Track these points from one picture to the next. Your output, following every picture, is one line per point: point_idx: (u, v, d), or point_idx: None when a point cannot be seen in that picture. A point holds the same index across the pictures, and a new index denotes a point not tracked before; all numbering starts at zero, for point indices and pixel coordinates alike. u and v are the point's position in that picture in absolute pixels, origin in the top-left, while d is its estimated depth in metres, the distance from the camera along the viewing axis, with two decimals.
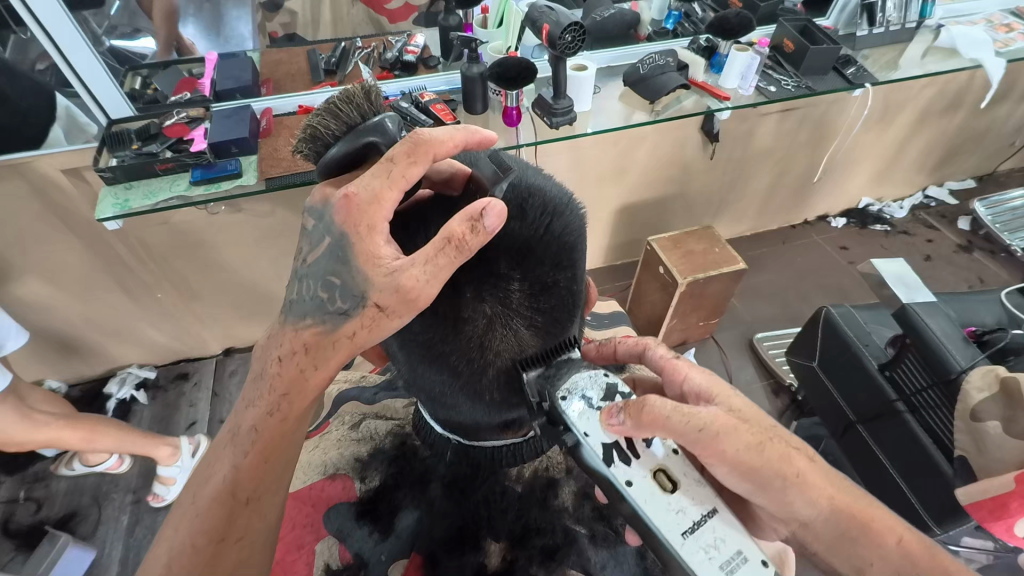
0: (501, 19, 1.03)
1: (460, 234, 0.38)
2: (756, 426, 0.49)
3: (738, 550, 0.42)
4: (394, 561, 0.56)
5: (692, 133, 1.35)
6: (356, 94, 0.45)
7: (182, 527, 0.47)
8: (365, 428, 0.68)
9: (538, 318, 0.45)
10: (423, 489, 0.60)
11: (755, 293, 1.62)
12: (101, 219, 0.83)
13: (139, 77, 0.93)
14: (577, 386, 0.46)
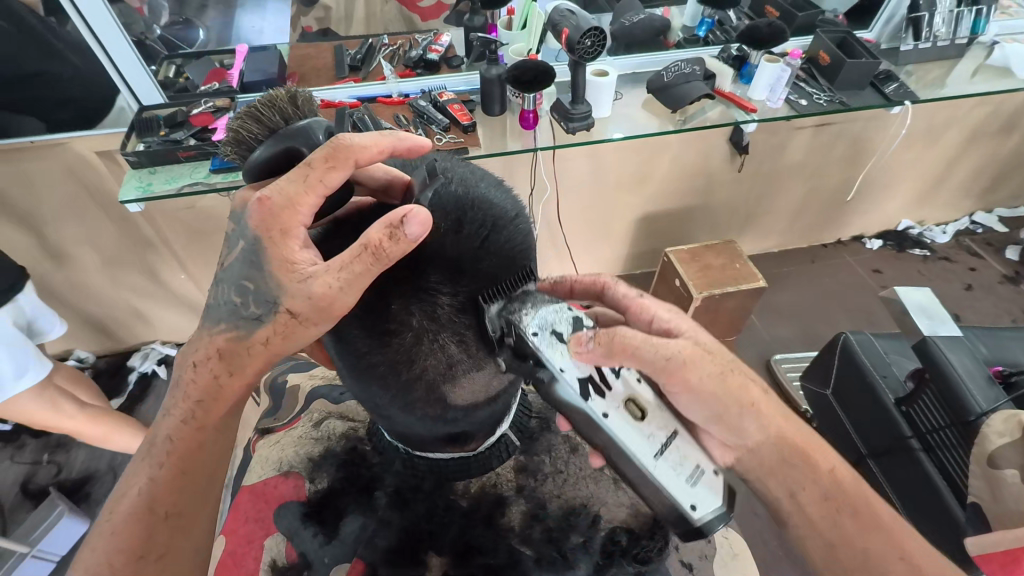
0: (526, 21, 1.01)
1: (378, 240, 0.37)
2: (721, 358, 0.52)
3: (699, 465, 0.45)
4: (337, 564, 0.55)
5: (719, 143, 1.31)
6: (277, 97, 0.46)
7: (96, 548, 0.43)
8: (330, 425, 0.68)
9: (469, 334, 0.43)
10: (369, 498, 0.60)
11: (776, 312, 1.57)
12: (124, 200, 0.86)
13: (173, 65, 0.94)
14: (545, 318, 0.43)
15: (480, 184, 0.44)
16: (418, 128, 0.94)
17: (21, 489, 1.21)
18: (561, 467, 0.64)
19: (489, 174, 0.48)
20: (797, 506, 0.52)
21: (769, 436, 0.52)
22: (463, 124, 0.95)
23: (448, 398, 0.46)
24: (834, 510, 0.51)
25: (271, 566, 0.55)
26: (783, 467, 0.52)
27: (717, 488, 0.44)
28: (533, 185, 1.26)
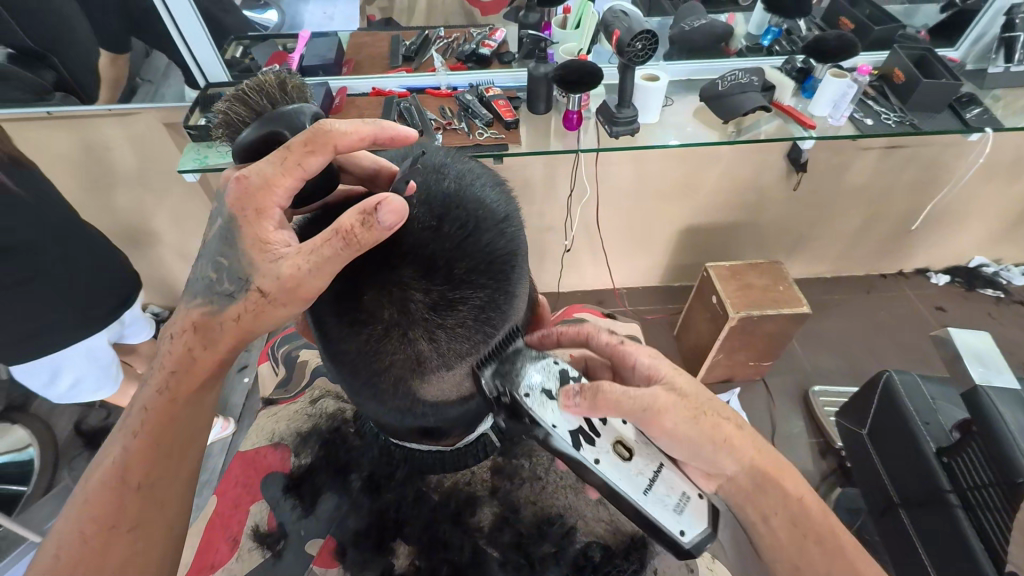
0: (579, 21, 1.00)
1: (350, 227, 0.37)
2: (694, 400, 0.50)
3: (683, 492, 0.47)
4: (310, 539, 0.57)
5: (776, 159, 1.25)
6: (263, 84, 0.54)
7: (70, 517, 0.45)
8: (325, 405, 0.70)
9: (440, 335, 0.42)
10: (344, 479, 0.61)
11: (821, 341, 1.49)
12: (182, 171, 0.90)
13: (240, 47, 0.99)
14: (530, 380, 0.46)
15: (474, 183, 0.44)
16: (461, 121, 0.95)
17: (74, 427, 1.32)
18: (540, 474, 0.62)
19: (482, 168, 0.48)
20: (769, 530, 0.51)
21: (746, 466, 0.50)
22: (505, 120, 0.94)
23: (417, 392, 0.46)
24: (803, 535, 0.50)
25: (252, 530, 0.57)
26: (757, 494, 0.51)
27: (703, 511, 0.47)
28: (571, 189, 1.26)
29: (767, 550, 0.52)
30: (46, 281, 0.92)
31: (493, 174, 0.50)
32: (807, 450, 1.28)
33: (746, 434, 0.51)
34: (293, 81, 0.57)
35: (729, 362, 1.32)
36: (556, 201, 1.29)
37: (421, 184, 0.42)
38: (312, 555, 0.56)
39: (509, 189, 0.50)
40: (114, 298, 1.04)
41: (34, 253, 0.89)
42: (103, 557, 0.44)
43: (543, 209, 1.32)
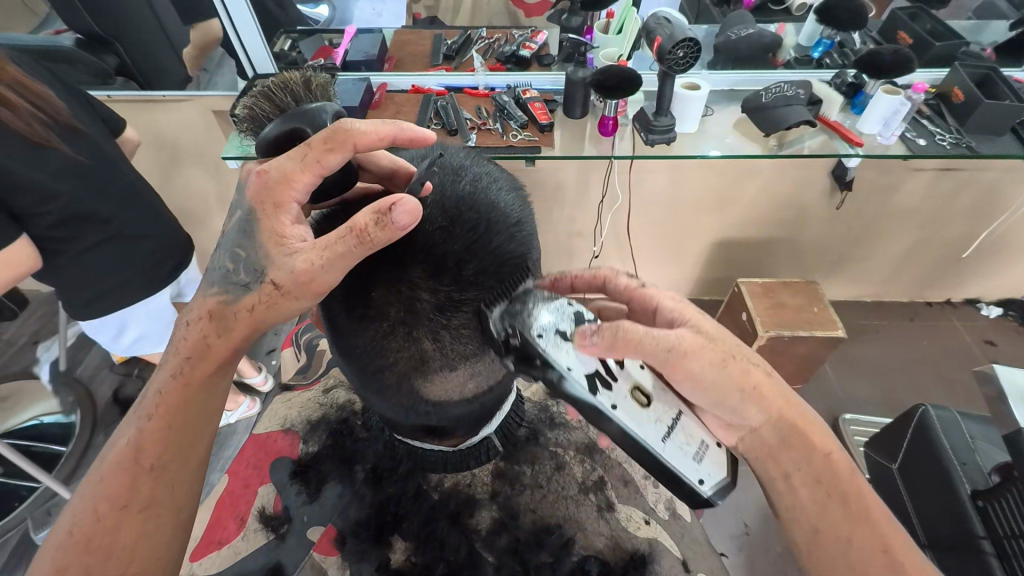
0: (621, 26, 0.98)
1: (365, 225, 0.38)
2: (723, 345, 0.50)
3: (703, 440, 0.48)
4: (314, 527, 0.58)
5: (819, 175, 1.20)
6: (289, 82, 0.59)
7: (83, 493, 0.47)
8: (337, 396, 0.71)
9: (445, 334, 0.42)
10: (349, 470, 0.63)
11: (856, 368, 1.43)
12: (225, 157, 0.93)
13: (288, 39, 1.02)
14: (547, 321, 0.42)
15: (490, 187, 0.44)
16: (496, 122, 0.95)
17: (114, 396, 1.39)
18: (542, 482, 0.62)
19: (499, 172, 0.48)
20: (789, 487, 0.51)
21: (772, 417, 0.51)
22: (541, 123, 0.94)
23: (420, 390, 0.46)
24: (826, 496, 0.49)
25: (258, 512, 0.59)
26: (779, 448, 0.51)
27: (722, 459, 0.48)
28: (603, 195, 1.25)
29: (788, 510, 0.51)
30: (112, 245, 0.95)
31: (511, 178, 0.50)
32: None
33: (773, 384, 0.52)
34: (314, 79, 0.63)
35: None
36: (587, 206, 1.29)
37: (437, 184, 0.43)
38: (313, 542, 0.56)
39: (525, 194, 0.50)
40: (173, 259, 1.08)
41: (102, 222, 0.92)
42: (112, 535, 0.44)
43: (573, 213, 1.31)
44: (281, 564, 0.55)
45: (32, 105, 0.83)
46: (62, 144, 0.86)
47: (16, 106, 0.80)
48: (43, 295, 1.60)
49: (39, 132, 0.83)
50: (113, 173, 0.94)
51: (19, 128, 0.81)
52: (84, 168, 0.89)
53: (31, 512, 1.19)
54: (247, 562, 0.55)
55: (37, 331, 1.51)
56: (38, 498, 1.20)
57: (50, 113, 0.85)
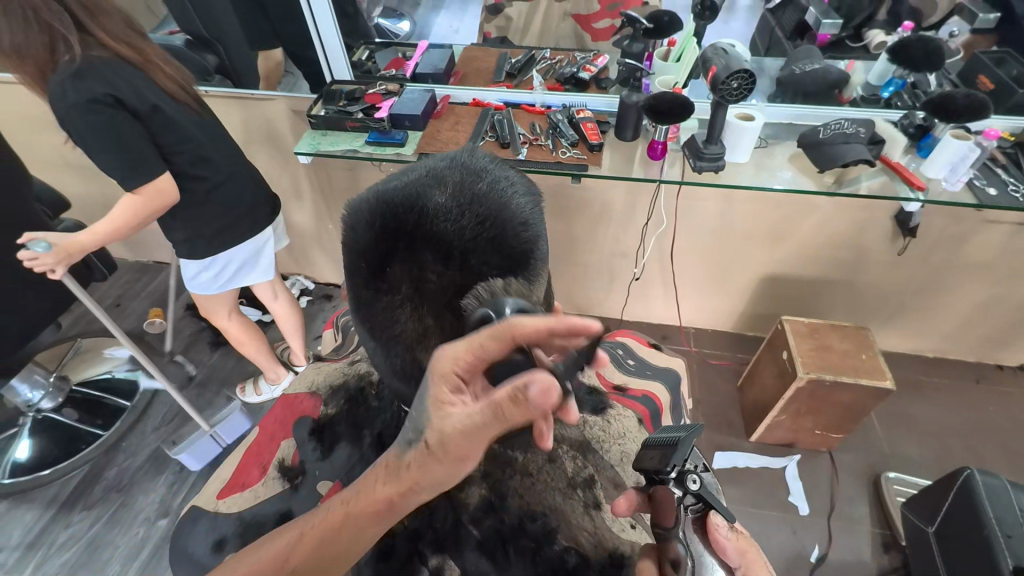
0: (681, 54, 0.99)
1: (507, 402, 0.39)
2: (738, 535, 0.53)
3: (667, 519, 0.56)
4: (322, 481, 0.62)
5: (881, 218, 1.15)
6: None
7: None
8: (359, 366, 0.72)
9: (447, 314, 0.46)
10: (358, 434, 0.65)
11: (908, 425, 1.34)
12: (297, 152, 1.02)
13: (366, 50, 1.10)
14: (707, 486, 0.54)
15: (505, 188, 0.47)
16: (547, 138, 0.99)
17: (177, 360, 1.52)
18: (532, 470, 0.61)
19: (518, 177, 0.51)
20: None
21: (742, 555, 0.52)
22: (591, 143, 0.96)
23: (421, 362, 0.49)
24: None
25: (278, 463, 0.64)
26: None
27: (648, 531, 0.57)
28: (649, 217, 1.25)
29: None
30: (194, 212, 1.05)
31: (530, 184, 0.53)
32: (868, 539, 1.16)
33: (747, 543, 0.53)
34: None
35: (792, 426, 1.24)
36: (633, 226, 1.29)
37: (458, 179, 0.46)
38: (321, 495, 0.61)
39: (541, 200, 0.53)
40: (257, 220, 1.15)
41: (203, 179, 1.01)
42: None
43: (617, 234, 1.32)
44: (291, 512, 0.60)
45: (174, 71, 0.95)
46: (195, 105, 0.99)
47: (165, 70, 0.92)
48: (129, 263, 1.78)
49: (180, 92, 0.95)
50: (223, 147, 1.05)
51: (165, 85, 0.92)
52: (205, 128, 1.00)
53: (95, 456, 1.31)
54: (265, 505, 0.61)
55: (121, 295, 1.68)
56: (102, 444, 1.33)
57: (186, 81, 0.97)
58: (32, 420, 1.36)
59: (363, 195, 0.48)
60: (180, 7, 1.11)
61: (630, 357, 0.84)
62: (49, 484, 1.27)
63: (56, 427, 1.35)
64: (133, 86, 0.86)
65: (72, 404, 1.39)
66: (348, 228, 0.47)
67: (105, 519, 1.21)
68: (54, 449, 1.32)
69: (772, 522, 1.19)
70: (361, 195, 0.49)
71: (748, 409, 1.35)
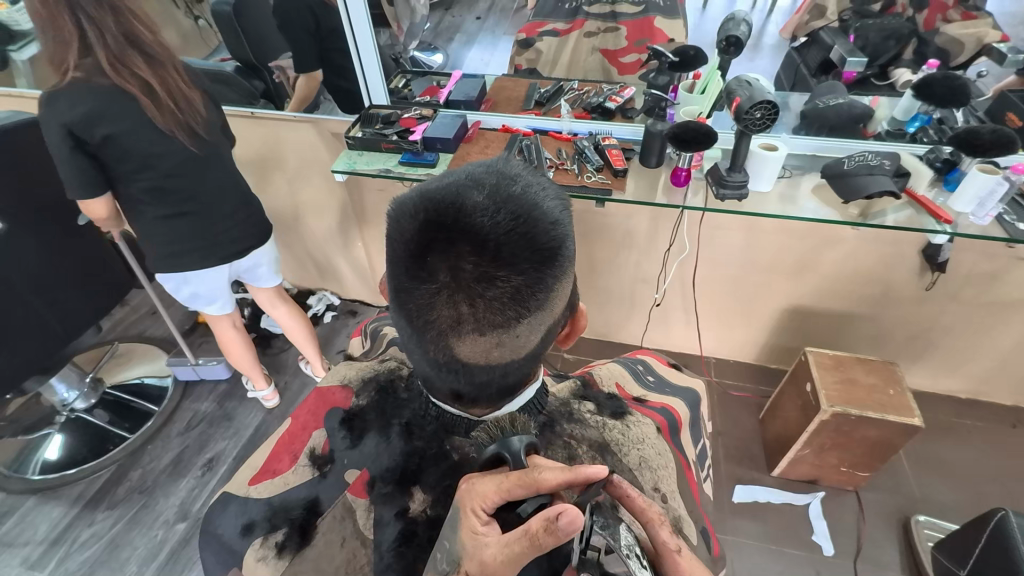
0: (705, 87, 1.01)
1: (535, 528, 0.36)
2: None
3: None
4: (350, 470, 0.63)
5: (908, 253, 1.14)
6: None
7: None
8: (389, 363, 0.76)
9: (480, 305, 0.47)
10: (386, 424, 0.66)
11: (940, 468, 1.29)
12: (333, 170, 1.07)
13: (404, 78, 1.18)
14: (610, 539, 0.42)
15: (537, 192, 0.49)
16: (573, 163, 1.02)
17: None
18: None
19: (549, 182, 0.53)
20: None
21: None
22: (615, 168, 0.99)
23: (452, 351, 0.51)
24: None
25: (309, 452, 0.65)
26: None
27: None
28: (671, 244, 1.26)
29: None
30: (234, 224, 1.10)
31: (560, 192, 0.56)
32: None
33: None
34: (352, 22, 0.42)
35: (816, 462, 1.20)
36: (655, 253, 1.31)
37: (495, 180, 0.48)
38: (348, 483, 0.62)
39: (570, 207, 0.55)
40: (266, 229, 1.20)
41: None
42: None
43: (639, 260, 1.34)
44: (318, 499, 0.61)
45: (173, 100, 0.94)
46: (186, 136, 0.97)
47: (161, 103, 0.92)
48: None
49: (172, 123, 0.94)
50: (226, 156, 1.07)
51: (157, 120, 0.92)
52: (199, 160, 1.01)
53: (121, 457, 1.35)
54: (293, 492, 0.62)
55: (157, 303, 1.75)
56: (129, 446, 1.36)
57: (186, 112, 0.96)
58: (65, 419, 1.41)
59: (409, 193, 0.51)
60: (232, 31, 1.17)
61: (650, 374, 0.84)
62: (76, 482, 1.30)
63: (87, 426, 1.40)
64: (108, 112, 0.87)
65: (103, 405, 1.44)
66: (393, 223, 0.50)
67: (126, 519, 1.23)
68: (83, 448, 1.36)
69: (794, 561, 1.15)
70: (406, 194, 0.52)
71: (770, 442, 1.32)
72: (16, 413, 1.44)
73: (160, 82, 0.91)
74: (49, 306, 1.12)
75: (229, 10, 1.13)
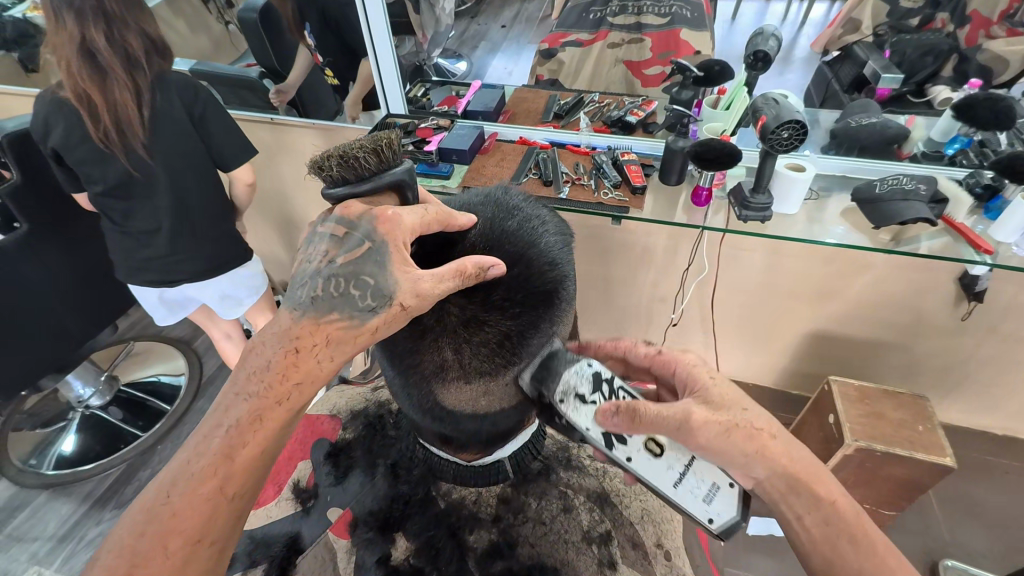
0: (731, 102, 0.97)
1: (470, 271, 0.44)
2: (727, 415, 0.52)
3: (715, 483, 0.49)
4: (334, 508, 0.62)
5: (943, 282, 1.08)
6: (389, 140, 0.48)
7: (127, 521, 0.44)
8: (381, 394, 0.78)
9: (466, 351, 0.47)
10: (372, 465, 0.67)
11: (971, 509, 1.22)
12: None
13: (423, 87, 1.17)
14: (570, 386, 0.49)
15: (536, 228, 0.49)
16: (591, 178, 0.99)
17: (219, 369, 1.57)
18: (545, 519, 0.60)
19: (553, 217, 0.54)
20: (801, 528, 0.52)
21: (776, 471, 0.52)
22: (634, 184, 0.95)
23: (438, 397, 0.50)
24: (842, 519, 0.51)
25: (294, 483, 0.66)
26: (792, 487, 0.52)
27: (734, 500, 0.48)
28: (690, 263, 1.22)
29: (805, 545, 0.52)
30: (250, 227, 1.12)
31: (563, 223, 0.55)
32: None
33: (779, 444, 0.52)
34: (383, 135, 0.49)
35: None
36: (673, 271, 1.26)
37: (490, 217, 0.50)
38: (330, 522, 0.61)
39: (574, 239, 0.55)
40: (235, 263, 1.21)
41: None
42: (139, 567, 0.42)
43: (656, 278, 1.30)
44: (300, 534, 0.61)
45: (117, 123, 0.92)
46: (123, 157, 0.95)
47: (100, 120, 0.91)
48: None
49: (109, 142, 0.93)
50: (204, 161, 1.05)
51: (92, 133, 0.91)
52: (146, 176, 1.00)
53: (132, 456, 1.36)
54: (275, 525, 0.62)
55: None
56: (140, 445, 1.38)
57: (127, 134, 0.93)
58: (80, 415, 1.43)
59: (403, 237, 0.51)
60: (257, 36, 1.15)
61: None
62: (86, 479, 1.32)
63: (101, 424, 1.42)
64: (65, 121, 0.91)
65: (117, 403, 1.46)
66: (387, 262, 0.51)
67: None
68: (96, 446, 1.38)
69: None
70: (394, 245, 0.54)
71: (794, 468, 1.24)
72: (34, 408, 1.47)
73: (106, 104, 0.89)
74: (66, 305, 1.14)
75: (256, 17, 1.12)
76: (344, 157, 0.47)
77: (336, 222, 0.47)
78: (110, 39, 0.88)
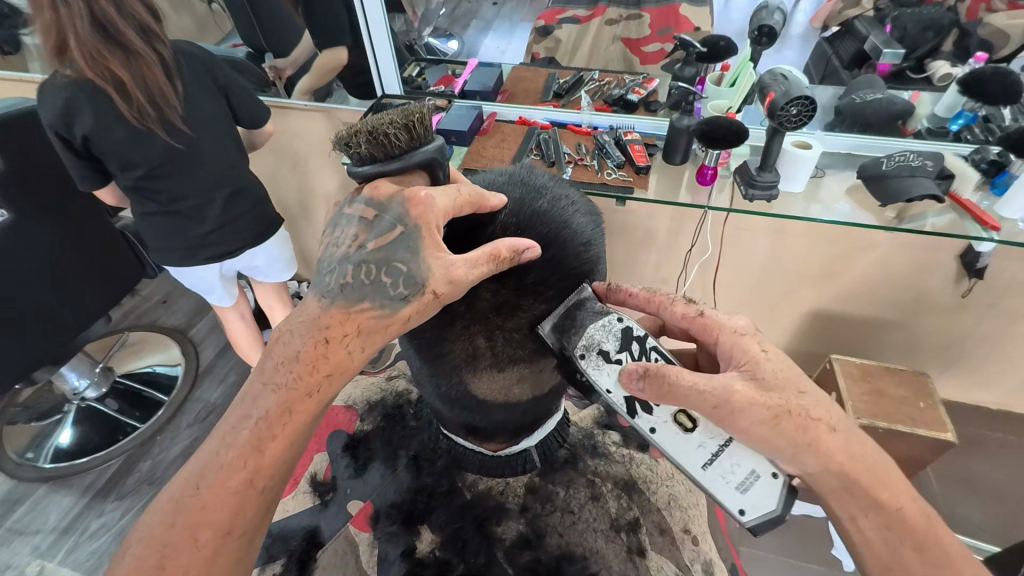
0: (736, 79, 0.95)
1: (504, 254, 0.42)
2: (780, 398, 0.48)
3: (752, 471, 0.48)
4: (354, 501, 0.63)
5: (946, 260, 1.07)
6: (423, 116, 0.45)
7: (155, 514, 0.44)
8: (396, 384, 0.79)
9: (502, 336, 0.46)
10: (393, 455, 0.68)
11: (967, 483, 1.24)
12: None
13: (418, 66, 1.13)
14: (594, 341, 0.47)
15: (566, 208, 0.48)
16: (593, 159, 0.97)
17: (218, 358, 1.55)
18: (574, 508, 0.60)
19: (582, 199, 0.52)
20: (857, 529, 0.51)
21: (828, 469, 0.48)
22: (637, 165, 0.93)
23: (469, 386, 0.50)
24: (864, 500, 0.50)
25: (311, 476, 0.67)
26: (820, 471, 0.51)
27: (775, 491, 0.48)
28: (693, 243, 1.21)
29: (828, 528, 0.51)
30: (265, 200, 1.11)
31: (591, 204, 0.54)
32: None
33: (836, 437, 0.49)
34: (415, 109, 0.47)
35: None
36: (677, 253, 1.25)
37: (520, 197, 0.48)
38: (351, 514, 0.62)
39: (602, 219, 0.53)
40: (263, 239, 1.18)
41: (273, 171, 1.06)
42: (167, 562, 0.41)
43: (659, 261, 1.29)
44: (318, 528, 0.61)
45: (150, 99, 0.90)
46: (162, 133, 0.93)
47: (133, 98, 0.88)
48: None
49: (146, 121, 0.91)
50: (217, 144, 1.02)
51: (125, 111, 0.88)
52: (187, 153, 0.98)
53: (131, 448, 1.34)
54: (292, 519, 0.62)
55: (168, 293, 1.73)
56: (139, 436, 1.36)
57: (163, 109, 0.92)
58: (77, 408, 1.42)
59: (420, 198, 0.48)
60: (243, 17, 1.11)
61: None
62: (86, 472, 1.30)
63: (99, 417, 1.41)
64: (90, 103, 0.87)
65: (115, 395, 1.45)
66: None
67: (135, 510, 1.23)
68: (95, 437, 1.36)
69: None
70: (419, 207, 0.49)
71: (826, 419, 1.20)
72: (30, 401, 1.45)
73: (137, 80, 0.87)
74: (59, 296, 1.11)
75: None
76: (372, 134, 0.44)
77: (365, 204, 0.45)
78: (118, 7, 0.85)
